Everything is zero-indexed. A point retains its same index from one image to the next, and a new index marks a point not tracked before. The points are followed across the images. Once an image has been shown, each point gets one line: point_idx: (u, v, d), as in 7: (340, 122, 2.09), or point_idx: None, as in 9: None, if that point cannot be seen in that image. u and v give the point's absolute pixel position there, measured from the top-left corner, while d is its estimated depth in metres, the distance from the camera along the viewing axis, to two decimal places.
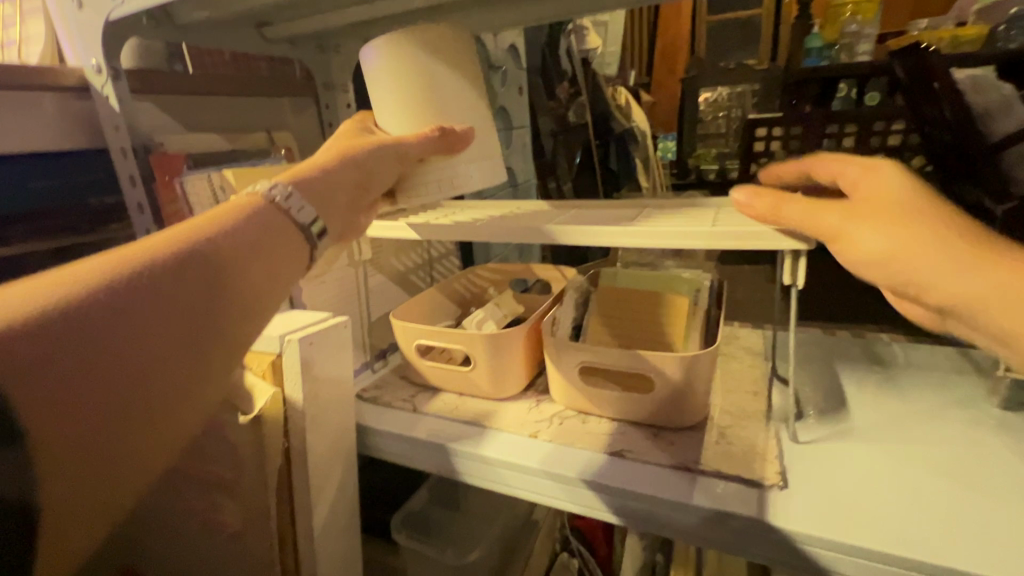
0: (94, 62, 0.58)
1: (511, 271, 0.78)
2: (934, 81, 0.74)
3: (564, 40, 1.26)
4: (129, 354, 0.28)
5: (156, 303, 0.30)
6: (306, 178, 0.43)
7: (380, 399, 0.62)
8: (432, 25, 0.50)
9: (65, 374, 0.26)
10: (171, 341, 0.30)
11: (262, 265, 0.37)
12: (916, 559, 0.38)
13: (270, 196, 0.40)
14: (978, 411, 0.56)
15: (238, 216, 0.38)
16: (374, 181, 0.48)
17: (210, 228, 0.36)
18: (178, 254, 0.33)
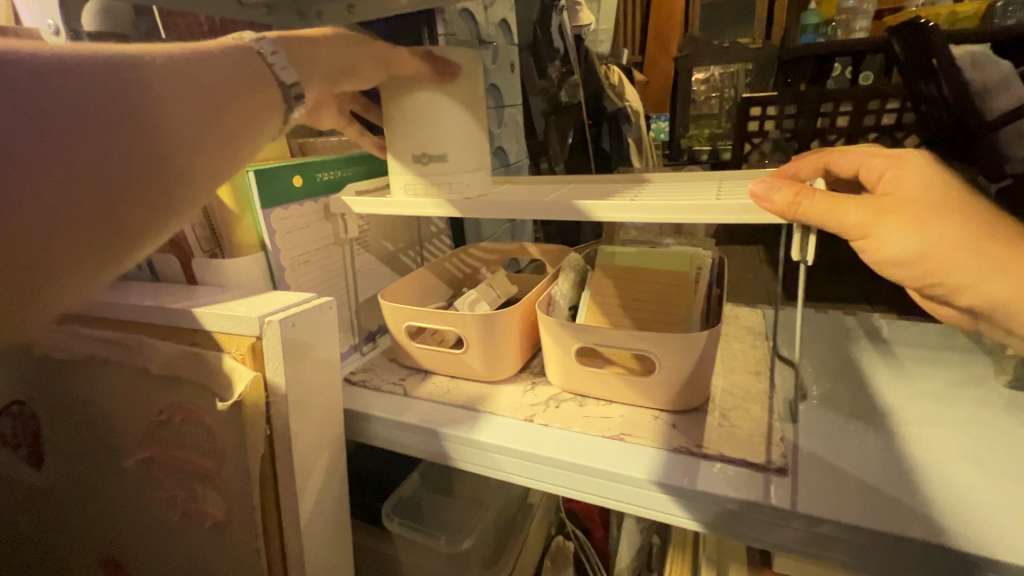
0: (52, 24, 0.57)
1: (504, 251, 0.76)
2: (932, 57, 0.71)
3: (555, 17, 1.22)
4: (82, 136, 0.32)
5: (121, 101, 0.34)
6: (292, 41, 0.47)
7: (369, 383, 0.60)
8: (459, 50, 0.54)
9: (29, 131, 0.30)
10: (117, 148, 0.33)
11: (243, 110, 0.41)
12: (934, 543, 0.37)
13: (253, 49, 0.44)
14: (985, 390, 0.55)
15: (225, 54, 0.42)
16: (357, 75, 0.51)
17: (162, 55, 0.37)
18: (149, 65, 0.36)
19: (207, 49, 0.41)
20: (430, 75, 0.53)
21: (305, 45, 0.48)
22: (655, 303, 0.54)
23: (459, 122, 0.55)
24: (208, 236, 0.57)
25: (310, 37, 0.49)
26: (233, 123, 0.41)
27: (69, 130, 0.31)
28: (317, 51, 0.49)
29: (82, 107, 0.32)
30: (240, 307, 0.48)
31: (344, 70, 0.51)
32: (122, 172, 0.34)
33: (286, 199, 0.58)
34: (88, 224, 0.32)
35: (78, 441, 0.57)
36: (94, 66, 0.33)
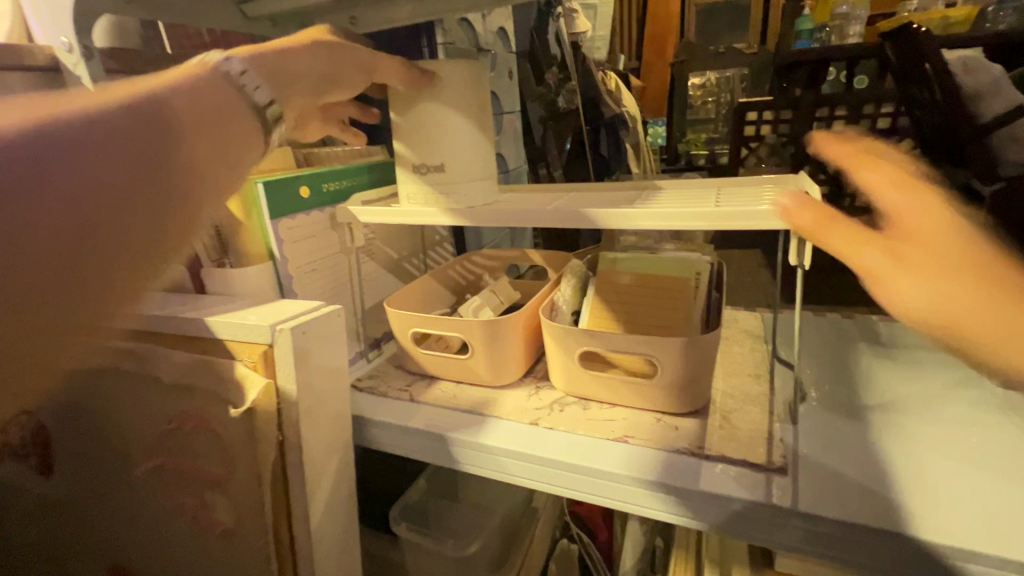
0: (65, 41, 0.58)
1: (507, 258, 0.77)
2: (925, 62, 0.77)
3: (552, 24, 1.23)
4: (66, 181, 0.32)
5: (104, 141, 0.34)
6: (260, 57, 0.46)
7: (375, 390, 0.61)
8: (460, 60, 0.55)
9: (15, 185, 0.30)
10: (100, 192, 0.33)
11: (221, 133, 0.40)
12: (932, 541, 0.38)
13: (219, 73, 0.42)
14: (980, 390, 0.56)
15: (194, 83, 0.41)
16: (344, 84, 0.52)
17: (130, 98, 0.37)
18: (125, 102, 0.36)
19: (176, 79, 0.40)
20: (441, 90, 0.55)
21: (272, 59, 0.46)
22: (653, 307, 0.55)
23: (463, 133, 0.57)
24: (216, 245, 0.59)
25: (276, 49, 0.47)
26: (215, 147, 0.40)
27: (48, 185, 0.31)
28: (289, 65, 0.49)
29: (48, 159, 0.32)
30: (252, 316, 0.49)
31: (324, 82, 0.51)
32: (108, 210, 0.33)
33: (293, 209, 0.59)
34: (83, 267, 0.33)
35: (87, 449, 0.58)
36: (77, 114, 0.34)
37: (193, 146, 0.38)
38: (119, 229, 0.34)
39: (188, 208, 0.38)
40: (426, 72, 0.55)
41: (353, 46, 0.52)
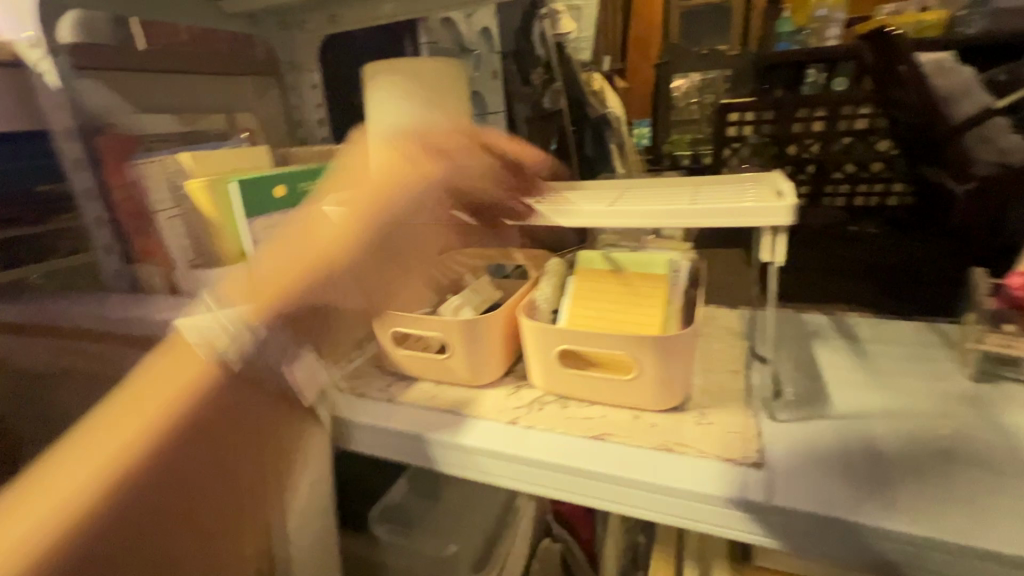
0: (27, 36, 0.56)
1: (489, 257, 0.76)
2: (899, 65, 0.77)
3: (538, 24, 1.21)
4: (212, 492, 0.45)
5: (171, 473, 0.43)
6: (326, 263, 0.53)
7: (354, 391, 0.60)
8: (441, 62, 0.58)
9: (147, 522, 0.42)
10: (213, 484, 0.45)
11: (255, 406, 0.48)
12: (900, 532, 0.39)
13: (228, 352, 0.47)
14: (952, 382, 0.57)
15: (194, 384, 0.46)
16: (458, 186, 0.61)
17: (296, 306, 0.51)
18: (195, 411, 0.45)
19: (344, 244, 0.54)
20: (412, 92, 0.58)
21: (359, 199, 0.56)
22: (631, 306, 0.55)
23: (441, 130, 0.56)
24: (191, 248, 0.59)
25: (363, 206, 0.56)
26: (264, 420, 0.49)
27: (161, 519, 0.43)
28: (388, 188, 0.57)
29: (171, 488, 0.43)
30: (224, 316, 0.48)
31: (421, 207, 0.60)
32: (229, 499, 0.46)
33: (267, 208, 0.59)
34: (187, 558, 0.44)
35: None
36: (164, 446, 0.43)
37: (255, 408, 0.48)
38: (219, 519, 0.46)
39: (249, 484, 0.48)
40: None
41: (421, 165, 0.59)
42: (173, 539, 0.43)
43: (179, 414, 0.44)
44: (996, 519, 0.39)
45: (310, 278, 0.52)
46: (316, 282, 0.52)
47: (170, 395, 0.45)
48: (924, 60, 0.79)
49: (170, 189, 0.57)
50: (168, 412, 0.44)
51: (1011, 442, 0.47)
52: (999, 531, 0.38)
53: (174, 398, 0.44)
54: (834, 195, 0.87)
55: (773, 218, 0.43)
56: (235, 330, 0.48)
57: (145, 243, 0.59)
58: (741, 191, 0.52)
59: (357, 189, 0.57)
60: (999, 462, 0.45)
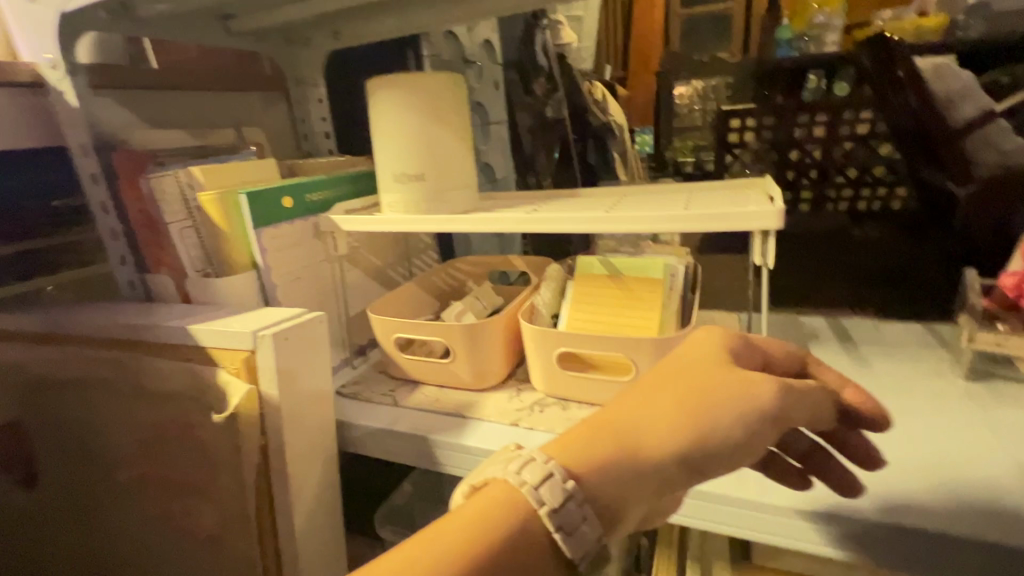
0: (48, 58, 0.57)
1: (490, 264, 0.78)
2: (898, 70, 0.79)
3: (540, 35, 1.23)
4: None
5: None
6: (607, 480, 0.34)
7: (359, 395, 0.62)
8: (438, 75, 0.57)
9: None
10: None
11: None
12: (898, 526, 0.40)
13: (539, 495, 0.33)
14: (947, 382, 0.58)
15: (508, 528, 0.32)
16: (794, 420, 0.38)
17: (611, 460, 0.35)
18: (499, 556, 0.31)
19: (667, 442, 0.35)
20: (411, 111, 0.57)
21: (691, 384, 0.37)
22: (629, 310, 0.57)
23: (442, 140, 0.58)
24: (201, 256, 0.60)
25: (698, 404, 0.36)
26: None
27: None
28: (698, 383, 0.37)
29: None
30: (235, 323, 0.50)
31: (764, 426, 0.36)
32: None
33: (277, 218, 0.60)
34: None
35: (74, 461, 0.59)
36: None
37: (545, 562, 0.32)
38: None
39: None
40: (400, 83, 0.56)
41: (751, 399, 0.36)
42: None
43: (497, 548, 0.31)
44: (986, 511, 0.40)
45: (615, 444, 0.35)
46: (633, 463, 0.35)
47: (482, 533, 0.32)
48: (922, 64, 0.79)
49: (182, 201, 0.58)
50: (488, 534, 0.32)
51: (1003, 437, 0.48)
52: (990, 522, 0.39)
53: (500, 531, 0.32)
54: (837, 200, 0.87)
55: (761, 221, 0.45)
56: (542, 471, 0.33)
57: (156, 253, 0.60)
58: (735, 196, 0.54)
59: (682, 369, 0.39)
60: (993, 459, 0.46)
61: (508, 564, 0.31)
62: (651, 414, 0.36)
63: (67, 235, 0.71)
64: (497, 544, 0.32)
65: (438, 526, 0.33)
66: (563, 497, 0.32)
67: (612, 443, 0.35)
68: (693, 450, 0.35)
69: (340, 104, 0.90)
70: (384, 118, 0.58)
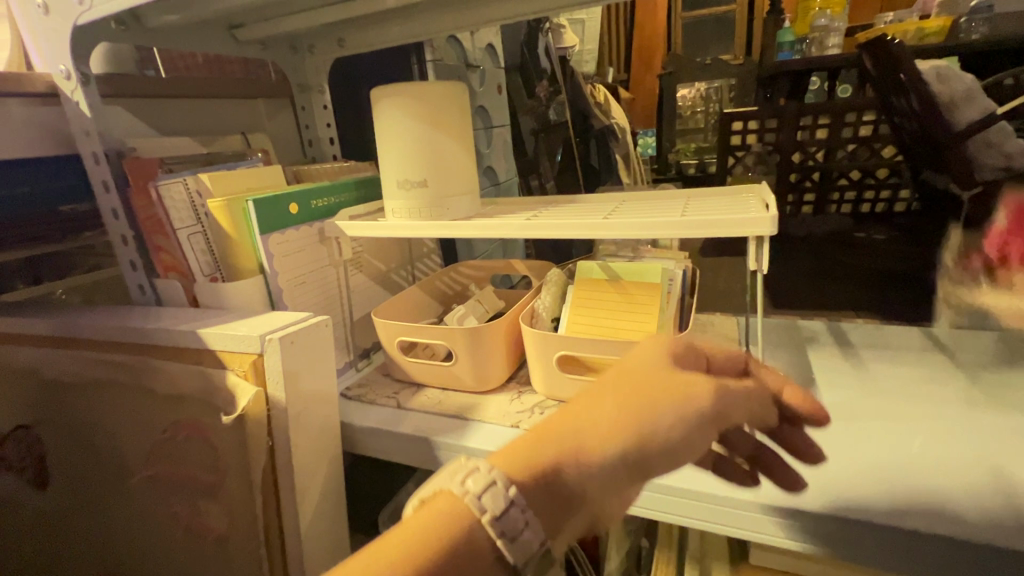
0: (63, 68, 0.57)
1: (492, 268, 0.79)
2: (901, 72, 0.76)
3: (542, 39, 1.26)
4: None
5: None
6: (546, 485, 0.32)
7: (364, 398, 0.63)
8: (440, 83, 0.58)
9: None
10: None
11: None
12: (901, 529, 0.40)
13: (480, 502, 0.31)
14: (943, 384, 0.59)
15: (453, 538, 0.30)
16: (729, 419, 0.37)
17: (551, 466, 0.32)
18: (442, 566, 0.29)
19: (608, 445, 0.32)
20: (413, 118, 0.58)
21: (632, 384, 0.35)
22: (629, 314, 0.57)
23: (445, 149, 0.59)
24: (209, 261, 0.61)
25: (635, 407, 0.34)
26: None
27: None
28: (644, 384, 0.35)
29: None
30: (243, 327, 0.51)
31: (701, 426, 0.34)
32: None
33: (283, 225, 0.62)
34: None
35: (84, 460, 0.60)
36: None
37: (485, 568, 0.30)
38: None
39: None
40: (405, 91, 0.57)
41: (696, 398, 0.34)
42: None
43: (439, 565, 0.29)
44: (983, 512, 0.41)
45: (555, 449, 0.33)
46: (573, 467, 0.32)
47: (425, 544, 0.30)
48: (925, 67, 0.78)
49: (190, 207, 0.60)
50: (429, 547, 0.29)
51: (1002, 441, 0.49)
52: (988, 523, 0.40)
53: (443, 542, 0.30)
54: (841, 202, 0.92)
55: (757, 228, 0.46)
56: (485, 479, 0.31)
57: (165, 258, 0.61)
58: (732, 202, 0.55)
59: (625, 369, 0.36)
60: (992, 463, 0.46)
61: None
62: (593, 415, 0.34)
63: (78, 241, 0.72)
64: (438, 556, 0.29)
65: (385, 535, 0.31)
66: (505, 506, 0.30)
67: (553, 448, 0.33)
68: (638, 453, 0.33)
69: (345, 110, 0.91)
70: (387, 124, 0.59)
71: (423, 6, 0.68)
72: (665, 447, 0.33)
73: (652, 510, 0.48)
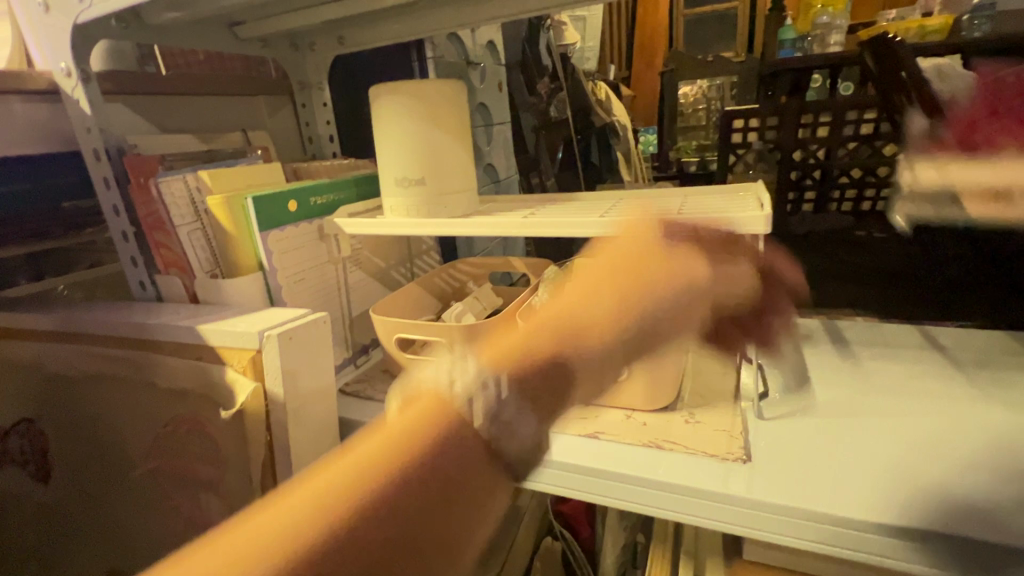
0: (63, 66, 0.58)
1: (491, 266, 0.80)
2: (902, 71, 0.73)
3: (543, 36, 1.27)
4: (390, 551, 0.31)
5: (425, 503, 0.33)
6: (554, 369, 0.40)
7: (362, 394, 0.63)
8: (440, 81, 0.58)
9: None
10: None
11: (473, 477, 0.35)
12: (893, 526, 0.40)
13: (476, 408, 0.36)
14: (936, 382, 0.60)
15: (442, 429, 0.35)
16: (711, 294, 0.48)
17: (551, 362, 0.39)
18: (431, 451, 0.34)
19: (605, 332, 0.41)
20: (411, 116, 0.58)
21: (631, 272, 0.43)
22: None
23: (444, 146, 0.60)
24: (210, 258, 0.62)
25: (629, 294, 0.42)
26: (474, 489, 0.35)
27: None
28: (638, 271, 0.43)
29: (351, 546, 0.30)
30: (241, 323, 0.52)
31: (680, 303, 0.45)
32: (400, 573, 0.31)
33: (282, 222, 0.62)
34: None
35: (86, 453, 0.61)
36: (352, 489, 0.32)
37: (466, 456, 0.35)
38: None
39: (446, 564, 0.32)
40: (404, 89, 0.58)
41: (680, 273, 0.44)
42: None
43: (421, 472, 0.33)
44: (973, 509, 0.41)
45: (556, 338, 0.40)
46: (579, 350, 0.41)
47: (418, 429, 0.35)
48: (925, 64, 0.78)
49: (190, 204, 0.60)
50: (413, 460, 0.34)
51: (995, 439, 0.49)
52: (983, 522, 0.40)
53: (429, 433, 0.35)
54: (841, 200, 0.94)
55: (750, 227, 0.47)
56: (476, 380, 0.36)
57: (164, 255, 0.62)
58: (728, 201, 0.55)
59: (616, 259, 0.44)
60: (981, 460, 0.46)
61: (440, 462, 0.34)
62: (591, 306, 0.42)
63: (79, 237, 0.73)
64: (429, 441, 0.34)
65: (376, 429, 0.36)
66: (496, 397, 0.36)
67: (556, 338, 0.40)
68: (633, 331, 0.42)
69: (346, 108, 0.92)
70: (385, 122, 0.60)
71: (423, 5, 0.68)
72: (654, 320, 0.44)
73: (645, 505, 0.48)
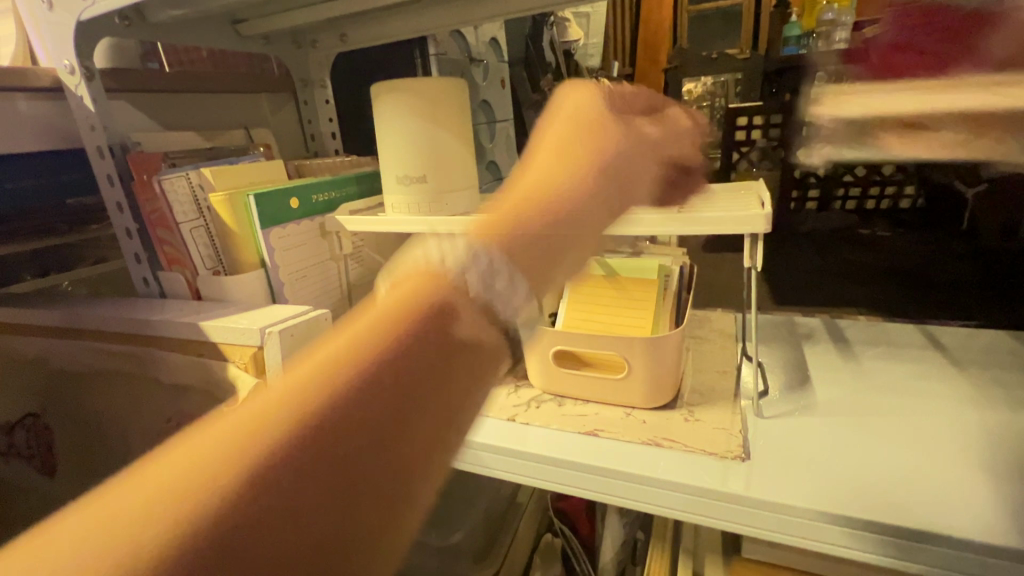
0: (67, 63, 0.58)
1: None
2: None
3: (546, 32, 1.29)
4: (376, 426, 0.29)
5: (414, 378, 0.31)
6: (539, 225, 0.37)
7: None
8: (442, 79, 0.58)
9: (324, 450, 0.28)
10: (381, 455, 0.29)
11: (462, 350, 0.33)
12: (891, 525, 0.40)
13: (466, 279, 0.34)
14: (936, 381, 0.60)
15: (429, 299, 0.33)
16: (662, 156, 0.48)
17: (542, 221, 0.37)
18: (412, 324, 0.32)
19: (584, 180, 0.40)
20: (413, 113, 0.58)
21: (588, 137, 0.42)
22: (625, 309, 0.58)
23: (445, 143, 0.60)
24: (212, 254, 0.62)
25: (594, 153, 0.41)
26: (466, 365, 0.33)
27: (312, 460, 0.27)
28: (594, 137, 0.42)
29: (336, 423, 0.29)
30: (243, 320, 0.52)
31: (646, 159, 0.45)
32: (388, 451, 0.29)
33: (284, 219, 0.62)
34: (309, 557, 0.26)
35: (90, 446, 0.62)
36: (340, 368, 0.30)
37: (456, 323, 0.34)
38: (369, 490, 0.28)
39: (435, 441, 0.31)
40: (405, 86, 0.58)
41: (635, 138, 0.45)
42: (318, 515, 0.27)
43: (403, 348, 0.31)
44: (972, 510, 0.41)
45: (541, 199, 0.38)
46: (566, 203, 0.39)
47: (403, 303, 0.33)
48: None
49: (193, 202, 0.60)
50: (390, 338, 0.32)
51: (994, 439, 0.49)
52: (981, 523, 0.40)
53: (414, 301, 0.33)
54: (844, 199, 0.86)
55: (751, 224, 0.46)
56: (466, 252, 0.34)
57: (166, 251, 0.62)
58: (729, 200, 0.55)
59: (569, 128, 0.43)
60: (981, 460, 0.46)
61: (429, 328, 0.32)
62: (563, 166, 0.41)
63: (84, 234, 0.73)
64: (414, 311, 0.33)
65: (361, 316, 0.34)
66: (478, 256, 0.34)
67: (535, 200, 0.38)
68: (614, 184, 0.41)
69: (349, 105, 0.92)
70: (386, 118, 0.60)
71: (426, 3, 0.68)
72: (625, 171, 0.43)
73: (644, 502, 0.49)
